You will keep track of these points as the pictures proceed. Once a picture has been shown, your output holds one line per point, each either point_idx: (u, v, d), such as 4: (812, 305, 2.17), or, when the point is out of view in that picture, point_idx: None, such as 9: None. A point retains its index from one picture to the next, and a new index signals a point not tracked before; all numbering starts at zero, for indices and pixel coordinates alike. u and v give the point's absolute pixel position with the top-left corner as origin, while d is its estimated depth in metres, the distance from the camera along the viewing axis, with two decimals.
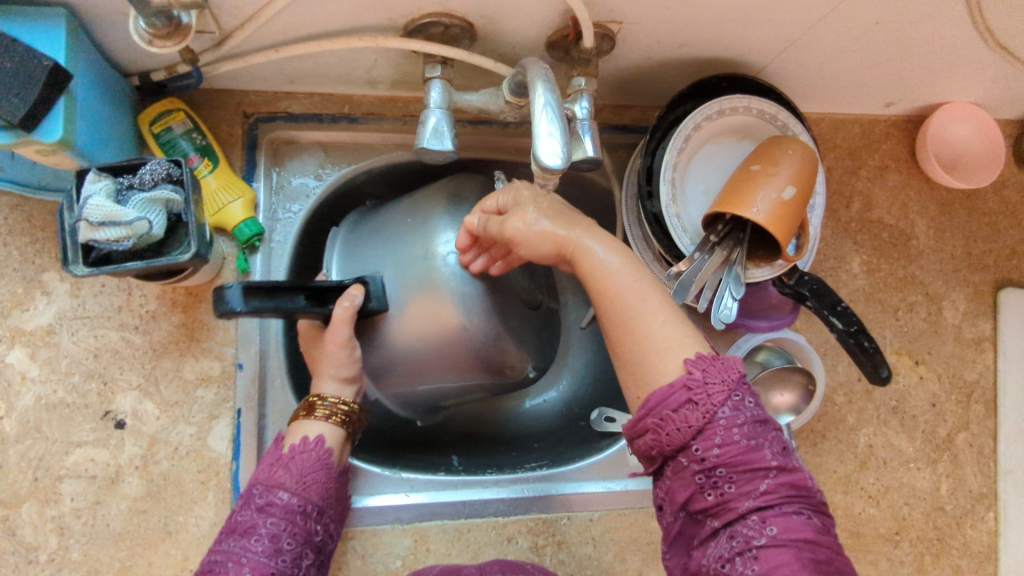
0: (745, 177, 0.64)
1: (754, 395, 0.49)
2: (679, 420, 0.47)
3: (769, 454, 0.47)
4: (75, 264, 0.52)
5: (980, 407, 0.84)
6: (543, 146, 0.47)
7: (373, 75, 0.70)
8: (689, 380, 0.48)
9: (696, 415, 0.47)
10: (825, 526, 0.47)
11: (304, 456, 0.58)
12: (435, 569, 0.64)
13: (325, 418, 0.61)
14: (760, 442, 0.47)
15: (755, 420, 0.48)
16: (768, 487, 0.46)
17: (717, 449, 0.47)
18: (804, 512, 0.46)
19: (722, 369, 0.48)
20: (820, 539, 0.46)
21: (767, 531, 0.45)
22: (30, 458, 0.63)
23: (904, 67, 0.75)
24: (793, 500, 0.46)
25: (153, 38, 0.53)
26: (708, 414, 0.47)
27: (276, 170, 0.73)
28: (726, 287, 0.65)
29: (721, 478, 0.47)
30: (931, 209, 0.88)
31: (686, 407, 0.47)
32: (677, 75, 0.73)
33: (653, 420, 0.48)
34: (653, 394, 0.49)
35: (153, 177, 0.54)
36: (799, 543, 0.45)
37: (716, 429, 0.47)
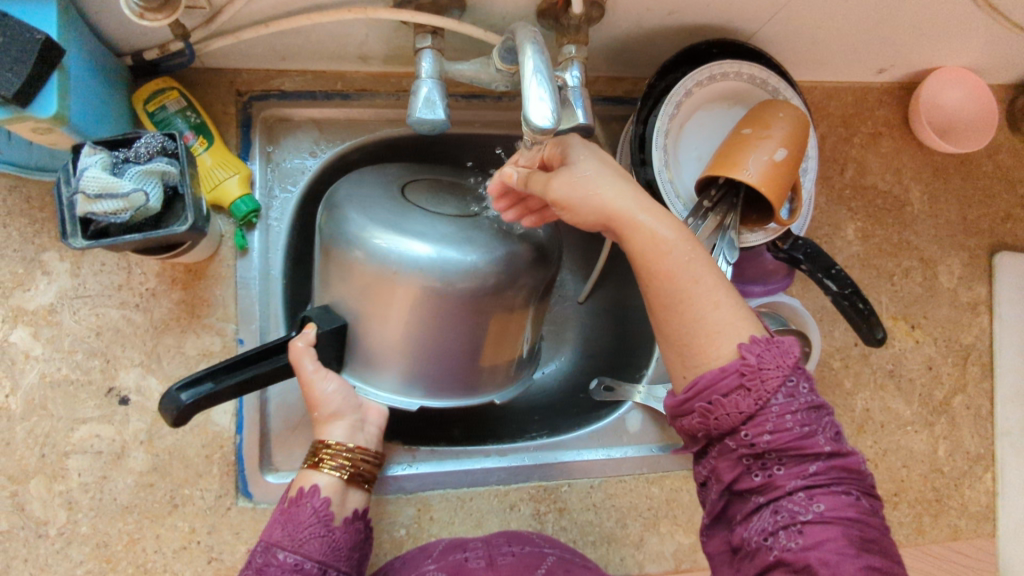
0: (736, 141, 0.65)
1: (810, 381, 0.49)
2: (729, 405, 0.47)
3: (822, 440, 0.47)
4: (74, 238, 0.53)
5: (976, 369, 0.85)
6: (533, 108, 0.47)
7: (365, 50, 0.70)
8: (743, 365, 0.47)
9: (748, 402, 0.47)
10: (874, 508, 0.47)
11: (298, 510, 0.59)
12: (440, 545, 0.65)
13: (329, 466, 0.62)
14: (814, 429, 0.48)
15: (809, 407, 0.48)
16: (818, 468, 0.47)
17: (769, 434, 0.47)
18: (853, 493, 0.47)
19: (778, 355, 0.48)
20: (868, 519, 0.46)
21: (814, 507, 0.46)
22: (37, 434, 0.64)
23: (895, 31, 0.75)
24: (842, 481, 0.47)
25: (144, 11, 0.53)
26: (761, 400, 0.47)
27: (271, 148, 0.74)
28: (721, 252, 0.66)
29: (772, 460, 0.47)
30: (925, 174, 0.88)
31: (738, 393, 0.47)
32: (668, 44, 0.74)
33: (703, 404, 0.48)
34: (705, 374, 0.48)
35: (148, 151, 0.55)
36: (847, 521, 0.45)
37: (767, 415, 0.47)
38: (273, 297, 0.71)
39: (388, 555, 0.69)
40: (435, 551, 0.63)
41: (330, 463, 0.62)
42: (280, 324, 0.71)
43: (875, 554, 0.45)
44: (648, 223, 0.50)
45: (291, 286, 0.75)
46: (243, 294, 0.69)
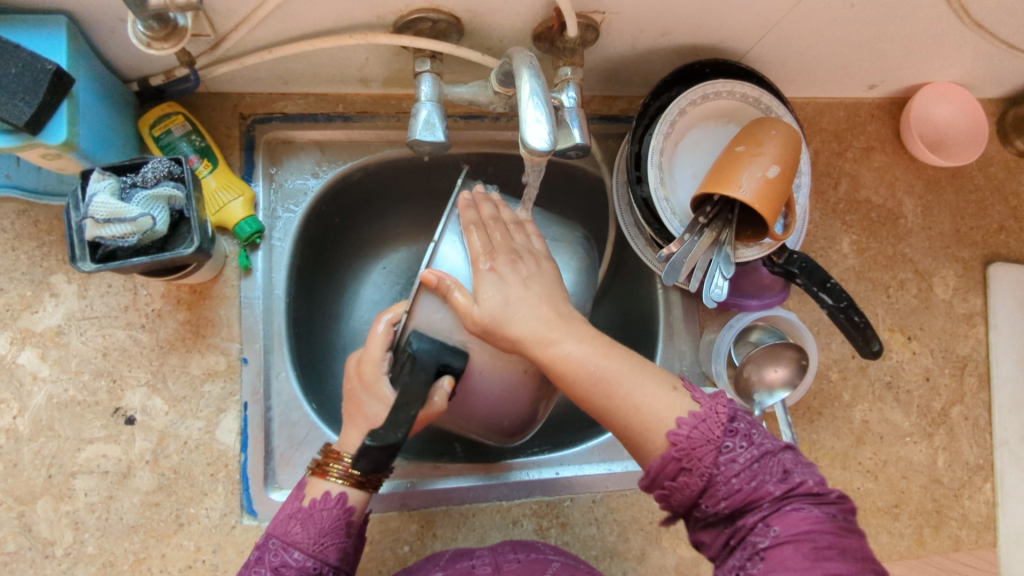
0: (730, 158, 0.66)
1: (747, 435, 0.51)
2: (679, 485, 0.51)
3: (770, 485, 0.49)
4: (83, 261, 0.54)
5: (973, 380, 0.86)
6: (531, 132, 0.49)
7: (365, 73, 0.72)
8: (675, 448, 0.51)
9: (693, 479, 0.50)
10: (834, 515, 0.48)
11: (323, 514, 0.57)
12: (446, 553, 0.65)
13: (343, 478, 0.58)
14: (759, 476, 0.49)
15: (752, 459, 0.50)
16: (772, 504, 0.49)
17: (722, 499, 0.50)
18: (803, 507, 0.48)
19: (705, 428, 0.51)
20: (824, 529, 0.47)
21: (770, 533, 0.48)
22: (44, 455, 0.65)
23: (884, 49, 0.77)
24: (795, 503, 0.49)
25: (151, 41, 0.55)
26: (703, 474, 0.50)
27: (274, 170, 0.75)
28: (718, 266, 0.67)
29: (730, 512, 0.50)
30: (918, 188, 0.89)
31: (682, 474, 0.50)
32: (662, 63, 0.75)
33: (662, 494, 0.52)
34: (654, 463, 0.52)
35: (155, 175, 0.56)
36: (802, 538, 0.47)
37: (715, 484, 0.50)
38: (276, 316, 0.72)
39: (392, 571, 0.69)
40: (440, 560, 0.63)
41: (337, 468, 0.58)
42: (285, 344, 0.72)
43: (839, 561, 0.46)
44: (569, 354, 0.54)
45: (293, 311, 0.75)
46: (246, 314, 0.70)
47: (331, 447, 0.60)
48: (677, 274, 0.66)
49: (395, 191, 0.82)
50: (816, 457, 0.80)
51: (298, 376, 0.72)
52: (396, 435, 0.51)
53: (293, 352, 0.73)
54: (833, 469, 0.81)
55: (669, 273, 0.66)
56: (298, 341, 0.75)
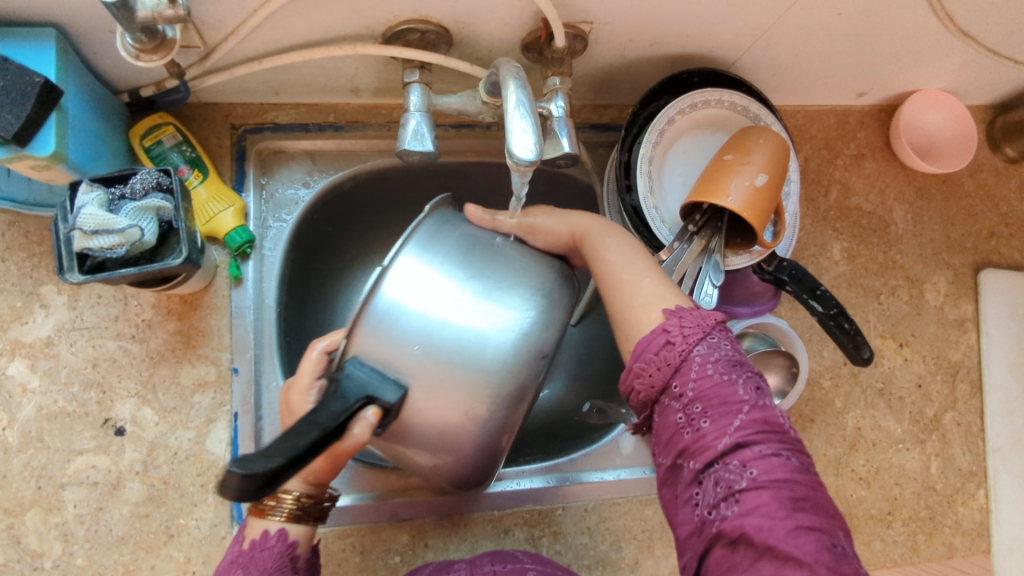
0: (718, 167, 0.66)
1: (731, 340, 0.51)
2: (659, 360, 0.51)
3: (742, 392, 0.48)
4: (72, 272, 0.54)
5: (966, 386, 0.86)
6: (516, 141, 0.49)
7: (356, 84, 0.72)
8: (666, 326, 0.52)
9: (674, 354, 0.50)
10: (806, 466, 0.46)
11: (264, 554, 0.52)
12: (430, 566, 0.65)
13: (288, 515, 0.54)
14: (734, 379, 0.48)
15: (730, 358, 0.49)
16: (743, 424, 0.47)
17: (694, 381, 0.49)
18: (781, 453, 0.46)
19: (697, 317, 0.52)
20: (798, 478, 0.45)
21: (747, 474, 0.45)
22: (33, 467, 0.65)
23: (872, 57, 0.78)
24: (768, 440, 0.46)
25: (140, 53, 0.55)
26: (684, 352, 0.50)
27: (265, 180, 0.75)
28: (707, 273, 0.67)
29: (698, 414, 0.48)
30: (908, 194, 0.89)
31: (665, 347, 0.51)
32: (652, 72, 0.76)
33: (639, 364, 0.52)
34: (641, 339, 0.52)
35: (143, 187, 0.56)
36: (778, 483, 0.44)
37: (691, 364, 0.50)
38: (267, 326, 0.72)
39: None
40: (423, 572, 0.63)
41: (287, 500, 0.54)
42: (276, 354, 0.71)
43: (808, 513, 0.44)
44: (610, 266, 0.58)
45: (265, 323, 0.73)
46: (237, 324, 0.70)
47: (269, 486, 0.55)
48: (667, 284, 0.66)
49: (386, 200, 0.83)
50: None
51: None
52: (269, 463, 0.39)
53: (284, 363, 0.72)
54: (826, 476, 0.81)
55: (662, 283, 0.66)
56: (290, 351, 0.75)
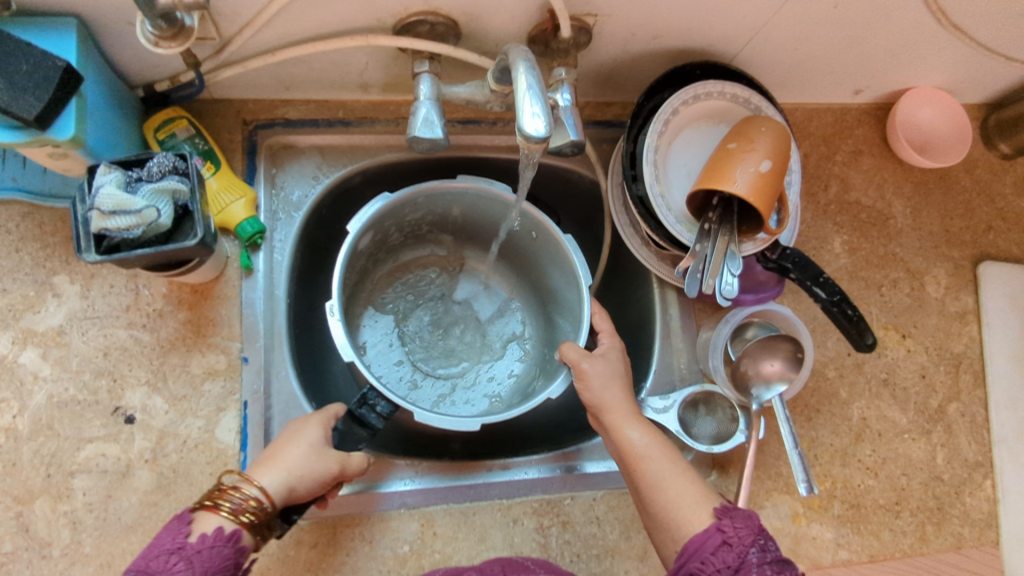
0: (723, 156, 0.68)
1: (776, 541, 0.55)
2: (717, 561, 0.53)
3: None
4: (88, 252, 0.55)
5: (969, 377, 0.86)
6: (527, 120, 0.51)
7: (365, 79, 0.74)
8: (720, 525, 0.55)
9: (731, 556, 0.53)
10: None
11: (212, 551, 0.54)
12: (443, 570, 0.66)
13: (229, 514, 0.56)
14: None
15: (783, 560, 0.53)
16: None
17: None
18: None
19: (746, 518, 0.56)
20: None
21: None
22: (43, 454, 0.65)
23: (867, 52, 0.80)
24: None
25: (159, 39, 0.56)
26: (741, 554, 0.53)
27: (276, 172, 0.76)
28: (725, 263, 0.68)
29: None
30: (906, 189, 0.91)
31: (722, 548, 0.54)
32: (655, 67, 0.77)
33: (694, 562, 0.54)
34: (693, 538, 0.55)
35: (160, 170, 0.57)
36: None
37: (749, 567, 0.52)
38: (277, 315, 0.73)
39: (392, 571, 0.68)
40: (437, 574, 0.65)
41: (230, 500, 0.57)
42: (285, 341, 0.73)
43: None
44: (634, 439, 0.63)
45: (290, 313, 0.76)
46: (247, 313, 0.71)
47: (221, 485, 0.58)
48: (697, 285, 0.68)
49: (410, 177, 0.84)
50: (816, 454, 0.80)
51: (298, 375, 0.73)
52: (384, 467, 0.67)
53: (292, 352, 0.74)
54: (833, 467, 0.81)
55: (690, 284, 0.68)
56: (298, 341, 0.76)
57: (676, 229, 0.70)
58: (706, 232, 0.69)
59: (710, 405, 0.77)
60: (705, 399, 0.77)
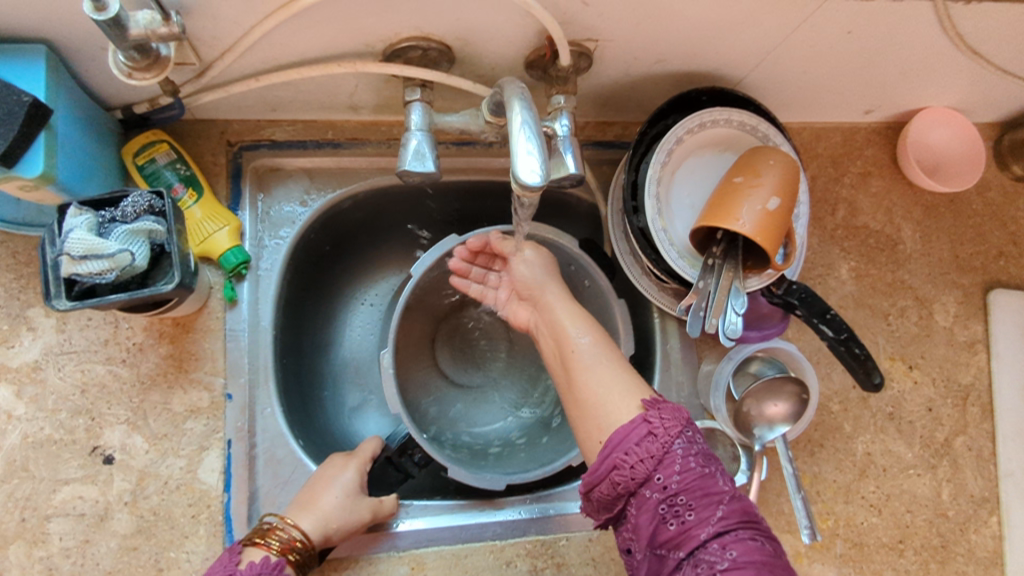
0: (728, 190, 0.64)
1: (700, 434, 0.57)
2: (641, 451, 0.54)
3: (720, 483, 0.54)
4: (58, 298, 0.52)
5: (976, 410, 0.84)
6: (521, 164, 0.48)
7: (355, 100, 0.70)
8: (647, 419, 0.55)
9: (655, 446, 0.54)
10: (776, 552, 0.52)
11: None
12: None
13: (277, 548, 0.59)
14: (712, 471, 0.54)
15: (706, 452, 0.55)
16: (723, 513, 0.52)
17: (677, 475, 0.53)
18: (757, 540, 0.51)
19: (672, 411, 0.56)
20: (774, 562, 0.50)
21: (727, 555, 0.50)
22: (17, 497, 0.62)
23: (880, 74, 0.76)
24: (745, 526, 0.52)
25: (133, 71, 0.53)
26: (666, 444, 0.54)
27: (262, 197, 0.73)
28: (729, 301, 0.65)
29: (682, 505, 0.52)
30: (916, 213, 0.88)
31: (648, 438, 0.54)
32: (659, 89, 0.74)
33: (620, 454, 0.55)
34: (624, 432, 0.55)
35: (135, 209, 0.54)
36: (756, 565, 0.49)
37: (673, 457, 0.54)
38: (264, 349, 0.70)
39: None
40: None
41: (277, 536, 0.60)
42: (271, 377, 0.70)
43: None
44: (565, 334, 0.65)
45: (283, 337, 0.74)
46: (231, 347, 0.68)
47: (265, 523, 0.61)
48: (700, 325, 0.65)
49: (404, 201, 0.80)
50: (819, 491, 0.78)
51: (284, 411, 0.71)
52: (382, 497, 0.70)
53: (279, 386, 0.71)
54: (836, 504, 0.79)
55: (693, 324, 0.65)
56: (285, 373, 0.74)
57: (678, 265, 0.67)
58: (709, 268, 0.66)
59: (710, 442, 0.72)
60: (705, 436, 0.72)
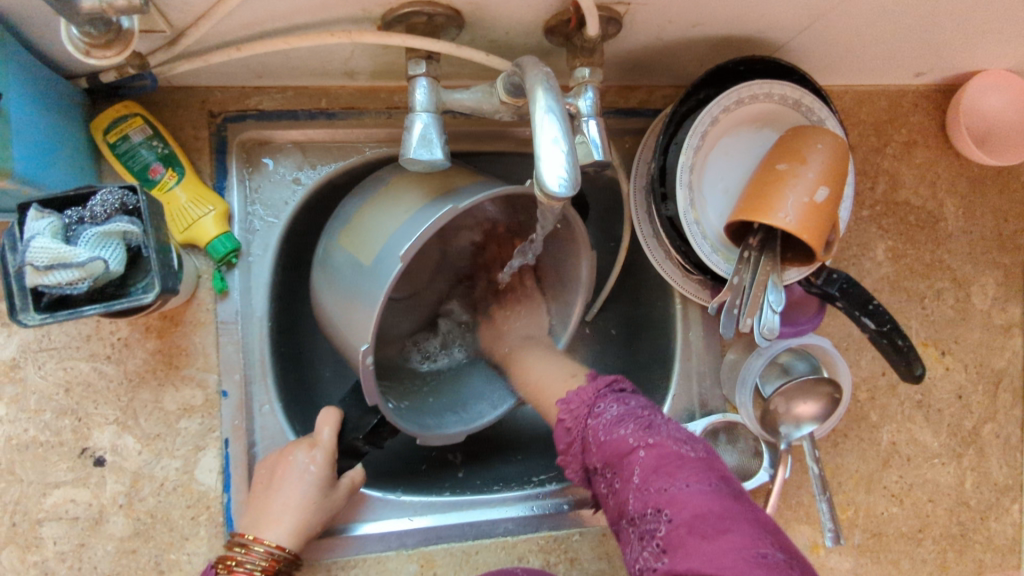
0: (768, 177, 0.58)
1: (619, 399, 0.53)
2: (573, 446, 0.54)
3: (631, 439, 0.48)
4: (26, 312, 0.46)
5: (1007, 396, 0.80)
6: (547, 166, 0.41)
7: (351, 67, 0.62)
8: (564, 419, 0.55)
9: (576, 436, 0.54)
10: (705, 484, 0.43)
11: None
12: None
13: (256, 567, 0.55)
14: (624, 432, 0.49)
15: (619, 414, 0.51)
16: (640, 469, 0.46)
17: (596, 454, 0.51)
18: (682, 481, 0.44)
19: (584, 396, 0.56)
20: (700, 504, 0.41)
21: (656, 516, 0.43)
22: (5, 502, 0.59)
23: (940, 38, 0.68)
24: (661, 473, 0.45)
25: (90, 48, 0.46)
26: (584, 432, 0.53)
27: (251, 174, 0.67)
28: (766, 297, 0.60)
29: (613, 481, 0.49)
30: (961, 186, 0.81)
31: (566, 434, 0.55)
32: (691, 54, 0.66)
33: (563, 459, 0.55)
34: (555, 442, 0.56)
35: (105, 209, 0.48)
36: (682, 514, 0.41)
37: (591, 440, 0.52)
38: (260, 341, 0.66)
39: None
40: None
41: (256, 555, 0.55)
42: (268, 373, 0.66)
43: (718, 533, 0.39)
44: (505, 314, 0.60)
45: (277, 324, 0.69)
46: (224, 341, 0.64)
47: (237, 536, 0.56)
48: (733, 324, 0.60)
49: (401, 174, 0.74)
50: (840, 482, 0.76)
51: (283, 407, 0.67)
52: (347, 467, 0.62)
53: (277, 382, 0.67)
54: (857, 494, 0.76)
55: (726, 324, 0.60)
56: (282, 361, 0.69)
57: (713, 260, 0.62)
58: (745, 261, 0.61)
59: (732, 435, 0.71)
60: (727, 430, 0.71)
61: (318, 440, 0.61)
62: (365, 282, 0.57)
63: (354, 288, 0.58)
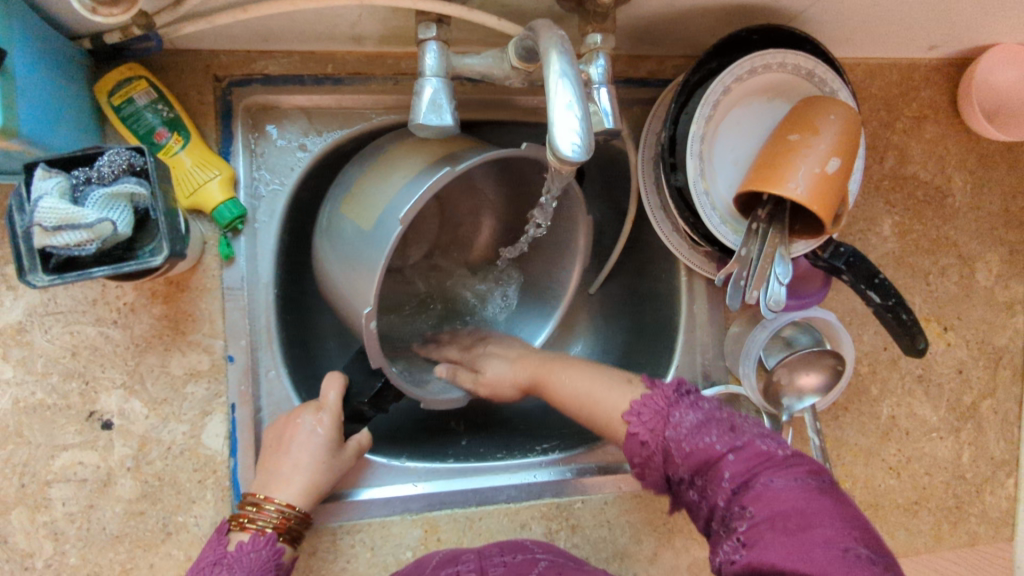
0: (779, 147, 0.57)
1: (696, 400, 0.53)
2: (644, 456, 0.53)
3: (721, 442, 0.49)
4: (35, 274, 0.46)
5: (1007, 372, 0.81)
6: (560, 130, 0.40)
7: (359, 31, 0.61)
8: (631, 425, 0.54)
9: (648, 448, 0.53)
10: (802, 485, 0.44)
11: (253, 555, 0.54)
12: (438, 556, 0.62)
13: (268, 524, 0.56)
14: (712, 435, 0.50)
15: (701, 417, 0.51)
16: (732, 472, 0.47)
17: (680, 462, 0.50)
18: (775, 481, 0.45)
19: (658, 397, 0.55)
20: (800, 503, 0.43)
21: (745, 514, 0.44)
22: (14, 463, 0.60)
23: (957, 10, 0.67)
24: (756, 474, 0.46)
25: (96, 6, 0.45)
26: (660, 439, 0.52)
27: (257, 139, 0.66)
28: (772, 270, 0.60)
29: (700, 486, 0.49)
30: (970, 162, 0.81)
31: (638, 444, 0.53)
32: (704, 22, 0.65)
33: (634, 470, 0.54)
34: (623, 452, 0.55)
35: (113, 169, 0.48)
36: (776, 513, 0.43)
37: (670, 448, 0.51)
38: (266, 309, 0.66)
39: None
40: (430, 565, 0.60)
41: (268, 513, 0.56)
42: (274, 340, 0.66)
43: (817, 529, 0.41)
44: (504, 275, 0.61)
45: (283, 293, 0.69)
46: (230, 308, 0.64)
47: (251, 495, 0.58)
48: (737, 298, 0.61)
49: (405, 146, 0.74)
50: (839, 454, 0.77)
51: (289, 374, 0.67)
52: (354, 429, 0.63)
53: (283, 350, 0.67)
54: (855, 466, 0.77)
55: (732, 296, 0.61)
56: (288, 328, 0.69)
57: (721, 231, 0.62)
58: (753, 233, 0.61)
59: (734, 406, 0.72)
60: (730, 401, 0.71)
61: (324, 404, 0.61)
62: (371, 245, 0.58)
63: (359, 250, 0.59)
